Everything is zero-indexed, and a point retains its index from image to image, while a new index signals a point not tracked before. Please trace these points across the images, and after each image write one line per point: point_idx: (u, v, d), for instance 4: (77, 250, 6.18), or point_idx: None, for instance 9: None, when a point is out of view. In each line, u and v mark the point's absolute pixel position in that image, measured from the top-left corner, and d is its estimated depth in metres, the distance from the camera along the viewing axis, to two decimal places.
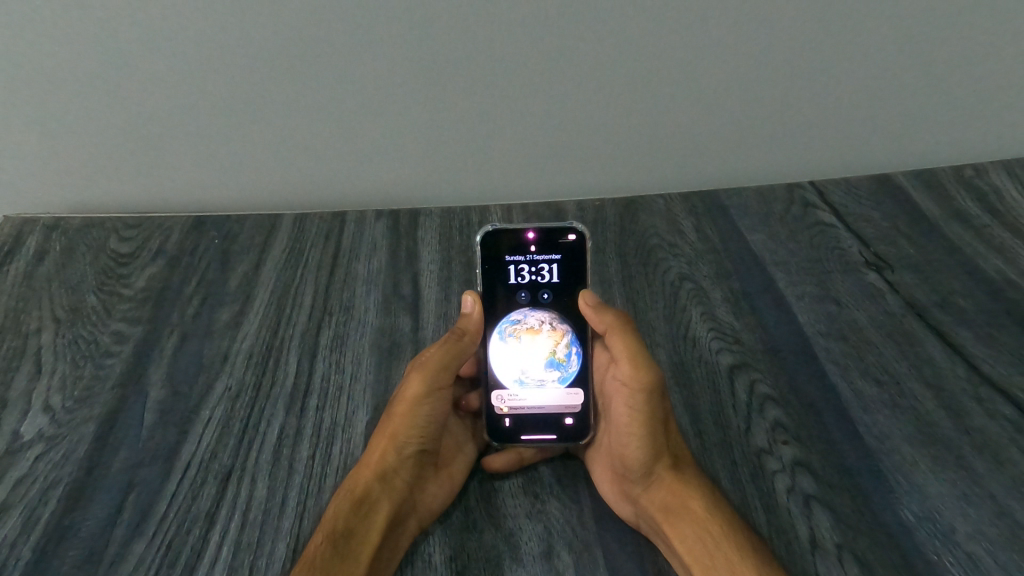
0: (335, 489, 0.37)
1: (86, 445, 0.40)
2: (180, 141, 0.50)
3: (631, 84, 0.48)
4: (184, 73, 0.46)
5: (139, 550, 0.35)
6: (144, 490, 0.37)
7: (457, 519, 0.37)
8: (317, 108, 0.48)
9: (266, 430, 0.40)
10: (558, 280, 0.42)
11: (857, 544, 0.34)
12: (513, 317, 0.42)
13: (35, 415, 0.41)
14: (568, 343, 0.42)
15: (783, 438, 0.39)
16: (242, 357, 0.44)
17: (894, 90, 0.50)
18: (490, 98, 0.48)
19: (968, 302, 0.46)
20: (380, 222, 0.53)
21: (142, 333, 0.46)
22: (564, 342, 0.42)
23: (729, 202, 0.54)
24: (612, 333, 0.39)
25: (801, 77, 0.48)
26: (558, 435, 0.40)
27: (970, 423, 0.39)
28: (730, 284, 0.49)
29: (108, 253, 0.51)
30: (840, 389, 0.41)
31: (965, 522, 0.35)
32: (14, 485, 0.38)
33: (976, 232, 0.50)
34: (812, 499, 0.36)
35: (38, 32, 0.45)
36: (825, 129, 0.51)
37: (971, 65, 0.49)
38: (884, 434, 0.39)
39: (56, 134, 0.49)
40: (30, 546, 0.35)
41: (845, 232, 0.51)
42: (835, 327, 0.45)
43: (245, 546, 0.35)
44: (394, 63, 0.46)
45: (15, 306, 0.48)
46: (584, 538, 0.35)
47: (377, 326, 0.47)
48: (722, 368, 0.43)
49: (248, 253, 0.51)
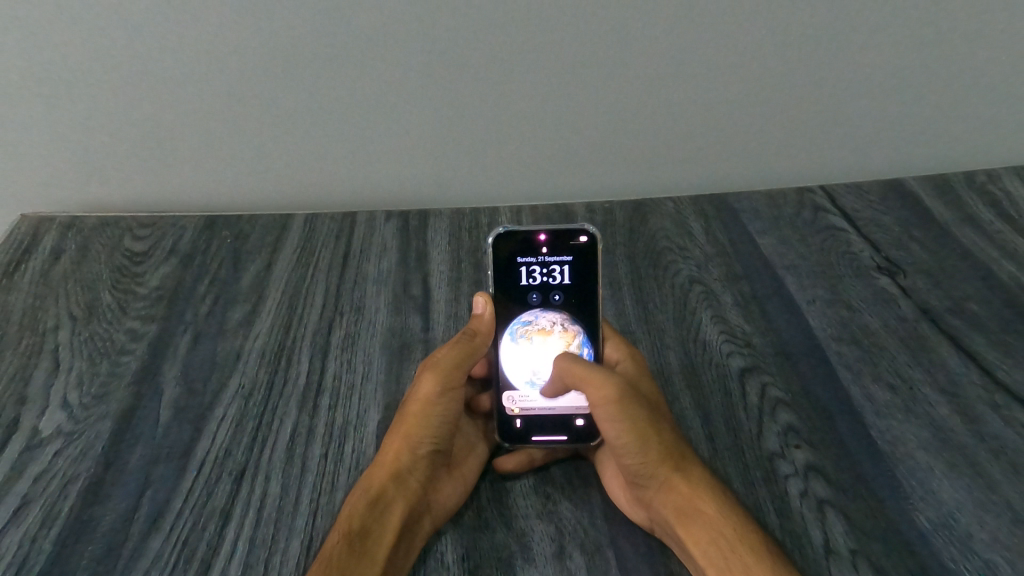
0: (349, 488, 0.38)
1: (103, 442, 0.40)
2: (193, 140, 0.50)
3: (642, 87, 0.48)
4: (199, 73, 0.47)
5: (156, 545, 0.35)
6: (160, 486, 0.38)
7: (469, 519, 0.37)
8: (330, 108, 0.48)
9: (280, 427, 0.41)
10: (570, 281, 0.43)
11: (871, 549, 0.34)
12: (524, 318, 0.42)
13: (52, 411, 0.42)
14: (579, 344, 0.42)
15: (796, 442, 0.39)
16: (255, 355, 0.45)
17: (904, 94, 0.50)
18: (502, 101, 0.48)
19: (980, 307, 0.46)
20: (390, 222, 0.54)
21: (156, 331, 0.46)
22: (576, 343, 0.42)
23: (738, 205, 0.54)
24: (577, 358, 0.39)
25: (813, 81, 0.49)
26: (569, 436, 0.40)
27: (987, 429, 0.39)
28: (739, 287, 0.49)
29: (123, 251, 0.52)
30: (854, 393, 0.42)
31: (981, 528, 0.35)
32: (33, 480, 0.38)
33: (987, 236, 0.50)
34: (826, 503, 0.36)
35: (57, 31, 0.45)
36: (835, 133, 0.51)
37: (982, 70, 0.49)
38: (899, 438, 0.39)
39: (72, 133, 0.49)
40: (50, 541, 0.35)
41: (855, 236, 0.51)
42: (847, 331, 0.45)
43: (260, 543, 0.35)
44: (407, 64, 0.46)
45: (32, 304, 0.48)
46: (597, 539, 0.36)
47: (388, 326, 0.47)
48: (734, 370, 0.43)
49: (260, 252, 0.52)
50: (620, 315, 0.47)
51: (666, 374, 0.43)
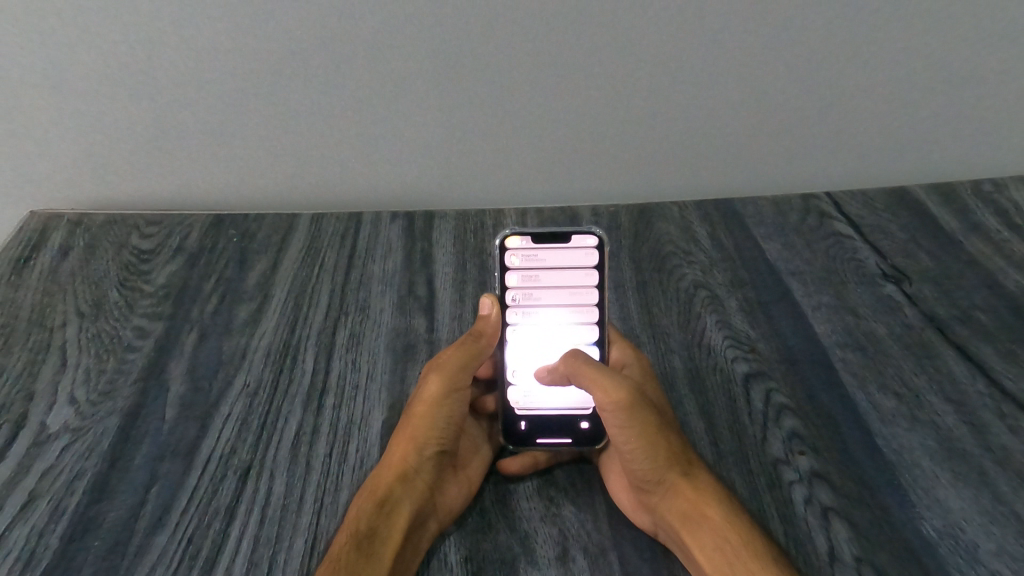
0: (354, 489, 0.38)
1: (110, 438, 0.40)
2: (200, 140, 0.50)
3: (650, 90, 0.48)
4: (203, 75, 0.46)
5: (162, 542, 0.35)
6: (166, 484, 0.38)
7: (474, 522, 0.37)
8: (337, 112, 0.48)
9: (284, 426, 0.41)
10: (566, 242, 0.43)
11: (875, 557, 0.34)
12: (527, 263, 0.43)
13: (60, 406, 0.42)
14: (587, 279, 0.43)
15: (800, 448, 0.39)
16: (261, 354, 0.45)
17: (913, 102, 0.49)
18: (509, 106, 0.48)
19: (986, 316, 0.46)
20: (396, 223, 0.54)
21: (163, 329, 0.46)
22: (584, 278, 0.43)
23: (743, 210, 0.54)
24: (574, 368, 0.39)
25: (822, 90, 0.48)
26: (573, 439, 0.40)
27: (993, 438, 0.39)
28: (744, 292, 0.49)
29: (130, 249, 0.52)
30: (859, 401, 0.42)
31: (987, 538, 0.35)
32: (40, 476, 0.38)
33: (995, 245, 0.50)
34: (830, 510, 0.36)
35: (54, 35, 0.44)
36: (842, 141, 0.51)
37: (996, 80, 0.48)
38: (905, 447, 0.39)
39: (78, 134, 0.49)
40: (56, 537, 0.36)
41: (861, 242, 0.51)
42: (853, 338, 0.45)
43: (264, 541, 0.35)
44: (413, 70, 0.46)
45: (40, 301, 0.48)
46: (601, 543, 0.36)
47: (393, 327, 0.47)
48: (739, 376, 0.43)
49: (266, 251, 0.52)
50: (624, 319, 0.47)
51: (671, 378, 0.43)
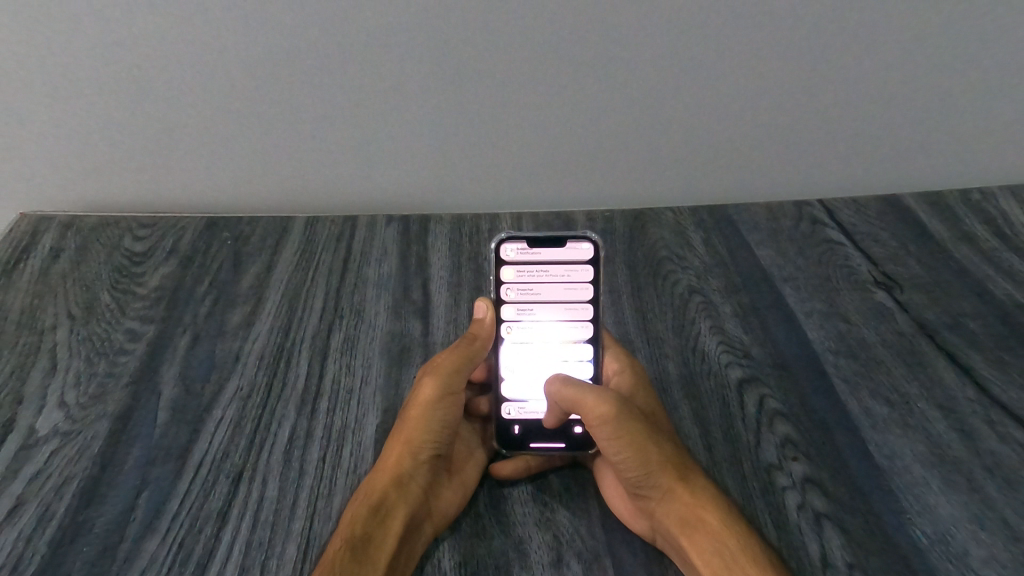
0: (348, 495, 0.37)
1: (101, 442, 0.40)
2: (195, 142, 0.49)
3: (645, 96, 0.48)
4: (199, 76, 0.46)
5: (151, 547, 0.35)
6: (157, 488, 0.37)
7: (467, 526, 0.37)
8: (334, 114, 0.48)
9: (277, 430, 0.40)
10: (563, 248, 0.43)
11: (867, 563, 0.34)
12: (521, 269, 0.43)
13: (51, 410, 0.41)
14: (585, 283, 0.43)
15: (793, 454, 0.39)
16: (254, 358, 0.45)
17: (906, 108, 0.50)
18: (506, 111, 0.48)
19: (977, 324, 0.47)
20: (392, 226, 0.54)
21: (155, 332, 0.46)
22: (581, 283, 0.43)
23: (737, 216, 0.55)
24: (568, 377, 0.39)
25: (815, 98, 0.49)
26: (566, 443, 0.40)
27: (984, 445, 0.40)
28: (738, 298, 0.49)
29: (123, 251, 0.51)
30: (852, 407, 0.42)
31: (978, 545, 0.35)
32: (29, 480, 0.38)
33: (984, 253, 0.50)
34: (822, 516, 0.36)
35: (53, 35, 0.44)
36: (836, 150, 0.52)
37: (985, 89, 0.49)
38: (896, 454, 0.39)
39: (74, 134, 0.49)
40: (44, 542, 0.35)
41: (852, 249, 0.52)
42: (844, 345, 0.46)
43: (256, 546, 0.35)
44: (410, 74, 0.46)
45: (29, 303, 0.48)
46: (595, 548, 0.36)
47: (387, 331, 0.47)
48: (732, 381, 0.43)
49: (260, 254, 0.52)
50: (620, 323, 0.47)
51: (665, 383, 0.44)
